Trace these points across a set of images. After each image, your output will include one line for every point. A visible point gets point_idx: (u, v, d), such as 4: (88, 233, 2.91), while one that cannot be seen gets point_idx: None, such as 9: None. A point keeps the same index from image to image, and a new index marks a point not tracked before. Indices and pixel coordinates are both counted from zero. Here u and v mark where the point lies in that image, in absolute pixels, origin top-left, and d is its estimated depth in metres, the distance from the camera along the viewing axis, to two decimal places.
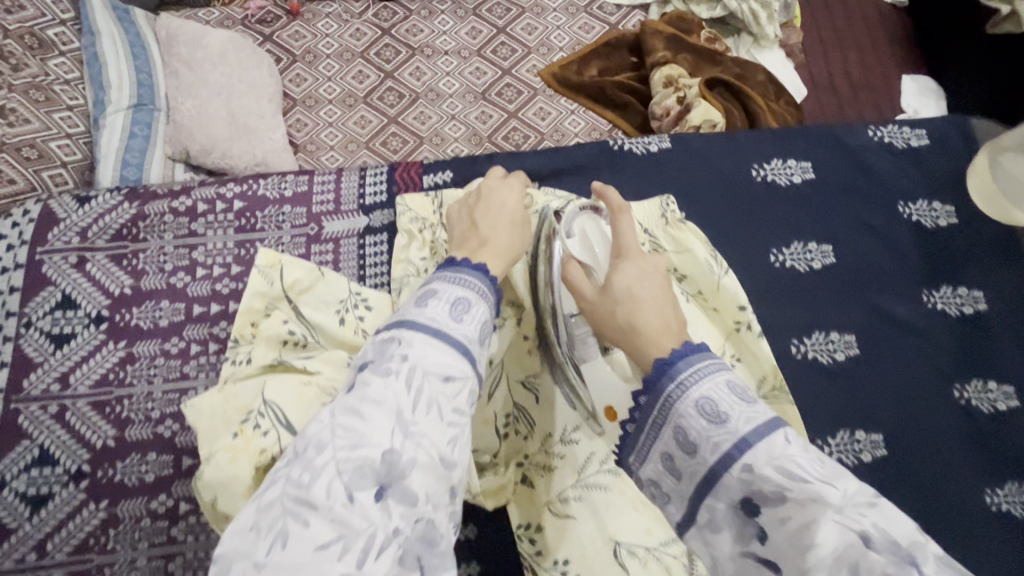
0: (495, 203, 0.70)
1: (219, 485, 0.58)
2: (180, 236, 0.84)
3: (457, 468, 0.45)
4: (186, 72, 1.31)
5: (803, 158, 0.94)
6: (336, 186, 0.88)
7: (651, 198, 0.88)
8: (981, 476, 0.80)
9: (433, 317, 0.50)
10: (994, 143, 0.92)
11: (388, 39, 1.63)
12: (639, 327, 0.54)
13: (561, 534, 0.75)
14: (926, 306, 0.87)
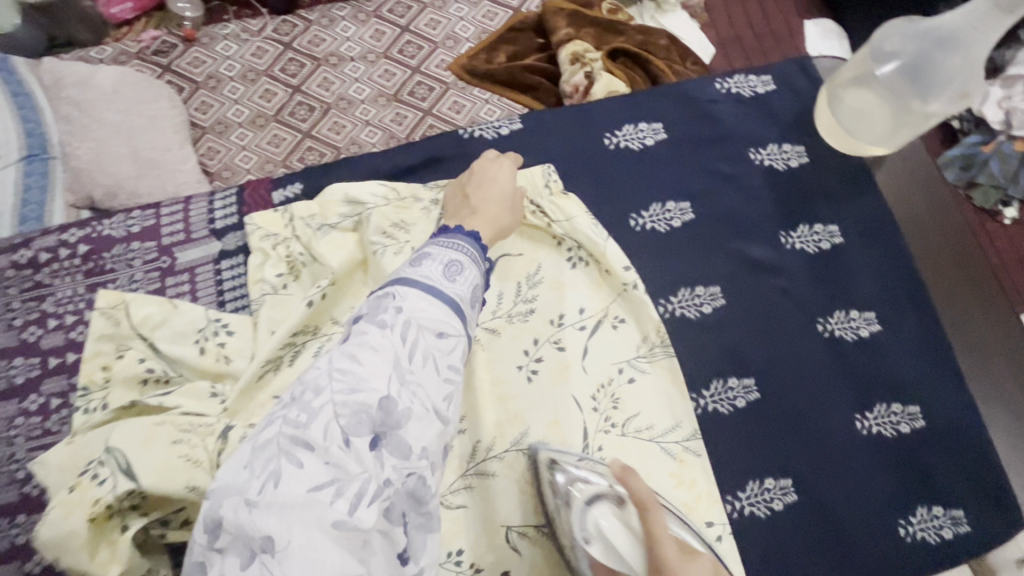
0: (487, 178, 0.79)
1: (58, 543, 0.57)
2: (25, 289, 0.82)
3: (448, 421, 0.52)
4: (78, 114, 1.27)
5: (654, 120, 0.95)
6: (185, 213, 0.87)
7: (533, 168, 0.89)
8: (852, 404, 0.83)
9: (427, 277, 0.56)
10: (830, 83, 0.94)
11: (291, 53, 1.60)
12: (668, 558, 0.57)
13: (450, 526, 0.75)
14: (786, 248, 0.89)
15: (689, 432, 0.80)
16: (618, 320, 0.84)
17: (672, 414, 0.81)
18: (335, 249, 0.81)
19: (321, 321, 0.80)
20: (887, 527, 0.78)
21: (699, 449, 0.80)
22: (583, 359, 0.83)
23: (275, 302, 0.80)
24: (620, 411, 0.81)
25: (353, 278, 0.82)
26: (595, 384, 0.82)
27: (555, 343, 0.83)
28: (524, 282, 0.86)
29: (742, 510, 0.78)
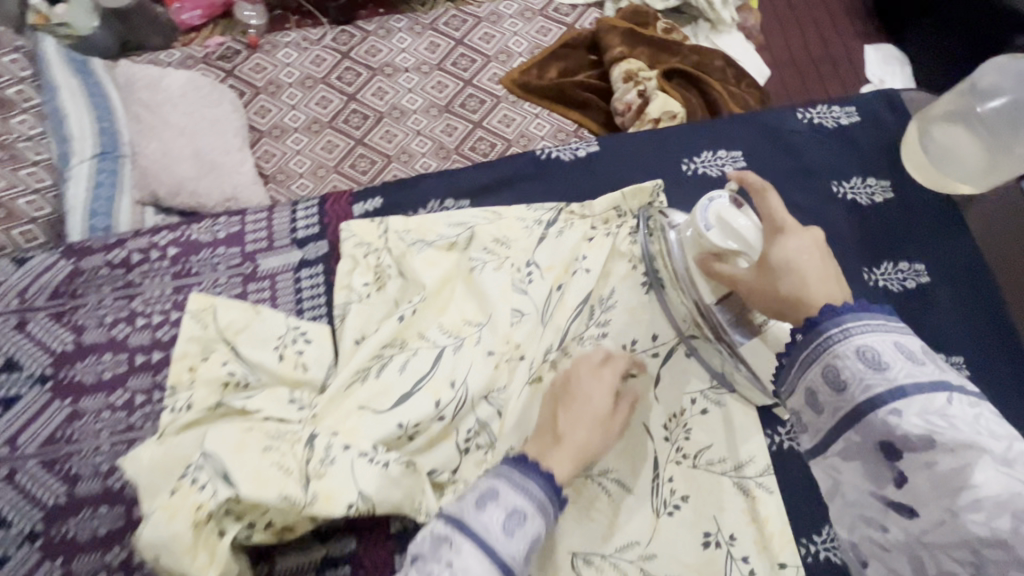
0: (583, 394, 0.74)
1: (160, 543, 0.59)
2: (118, 288, 0.85)
3: None
4: (148, 115, 1.33)
5: (733, 148, 0.94)
6: (269, 222, 0.89)
7: (643, 184, 0.87)
8: None
9: (485, 530, 0.59)
10: (920, 117, 0.91)
11: (348, 63, 1.64)
12: (800, 282, 0.60)
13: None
14: (870, 284, 0.86)
15: (761, 468, 0.79)
16: (692, 349, 0.84)
17: (745, 449, 0.80)
18: (428, 265, 0.84)
19: (408, 335, 0.81)
20: None
21: (772, 486, 0.79)
22: (655, 387, 0.83)
23: (362, 311, 0.82)
24: (692, 443, 0.80)
25: (443, 292, 0.84)
26: (667, 414, 0.81)
27: (628, 369, 0.83)
28: (598, 306, 0.85)
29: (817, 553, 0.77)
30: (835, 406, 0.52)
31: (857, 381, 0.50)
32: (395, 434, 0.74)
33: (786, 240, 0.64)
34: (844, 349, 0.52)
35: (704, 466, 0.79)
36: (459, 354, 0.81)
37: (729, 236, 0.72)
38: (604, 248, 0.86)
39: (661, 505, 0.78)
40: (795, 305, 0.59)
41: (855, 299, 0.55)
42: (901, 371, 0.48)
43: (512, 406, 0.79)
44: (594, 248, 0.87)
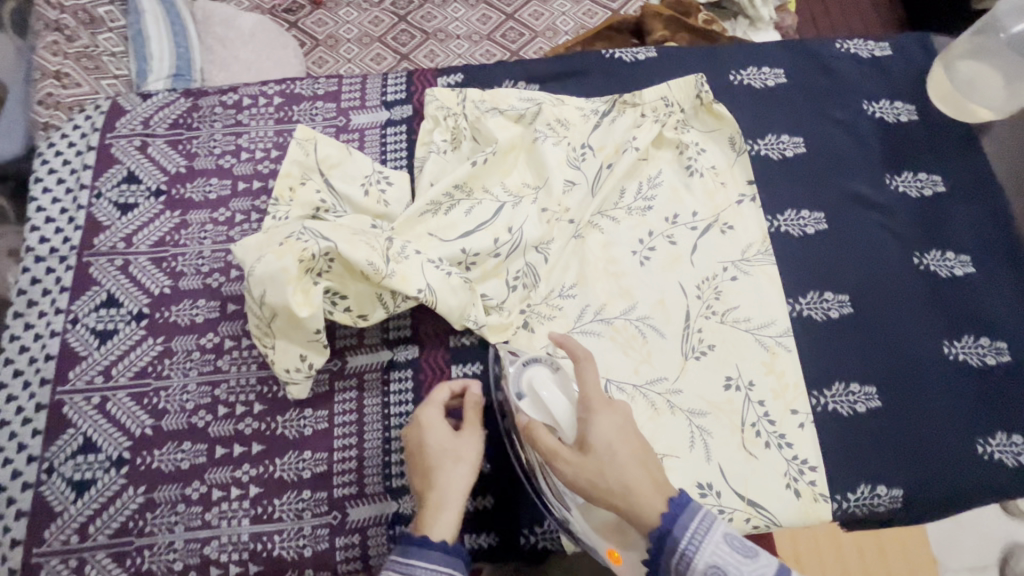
0: (417, 443, 0.73)
1: (267, 280, 0.70)
2: (228, 125, 0.97)
3: None
4: (220, 49, 1.53)
5: (777, 66, 1.04)
6: (362, 87, 1.00)
7: (687, 78, 0.97)
8: (942, 331, 0.89)
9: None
10: (943, 57, 1.02)
11: (404, 25, 1.79)
12: (625, 481, 0.63)
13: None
14: (890, 188, 0.96)
15: (782, 329, 0.88)
16: (727, 225, 0.93)
17: (767, 313, 0.89)
18: (502, 129, 0.95)
19: (472, 185, 0.92)
20: (967, 443, 0.83)
21: (791, 345, 0.87)
22: (691, 254, 0.92)
23: (438, 161, 0.93)
24: (720, 302, 0.89)
25: (509, 157, 0.95)
26: (700, 277, 0.91)
27: (668, 237, 0.93)
28: (646, 183, 0.95)
29: (825, 405, 0.85)
30: None
31: None
32: (458, 258, 0.85)
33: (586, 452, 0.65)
34: None
35: (729, 323, 0.88)
36: (518, 207, 0.91)
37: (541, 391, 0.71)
38: (657, 129, 0.96)
39: (689, 350, 0.87)
40: (625, 496, 0.62)
41: (670, 501, 0.61)
42: None
43: (562, 253, 0.90)
44: (643, 129, 0.95)
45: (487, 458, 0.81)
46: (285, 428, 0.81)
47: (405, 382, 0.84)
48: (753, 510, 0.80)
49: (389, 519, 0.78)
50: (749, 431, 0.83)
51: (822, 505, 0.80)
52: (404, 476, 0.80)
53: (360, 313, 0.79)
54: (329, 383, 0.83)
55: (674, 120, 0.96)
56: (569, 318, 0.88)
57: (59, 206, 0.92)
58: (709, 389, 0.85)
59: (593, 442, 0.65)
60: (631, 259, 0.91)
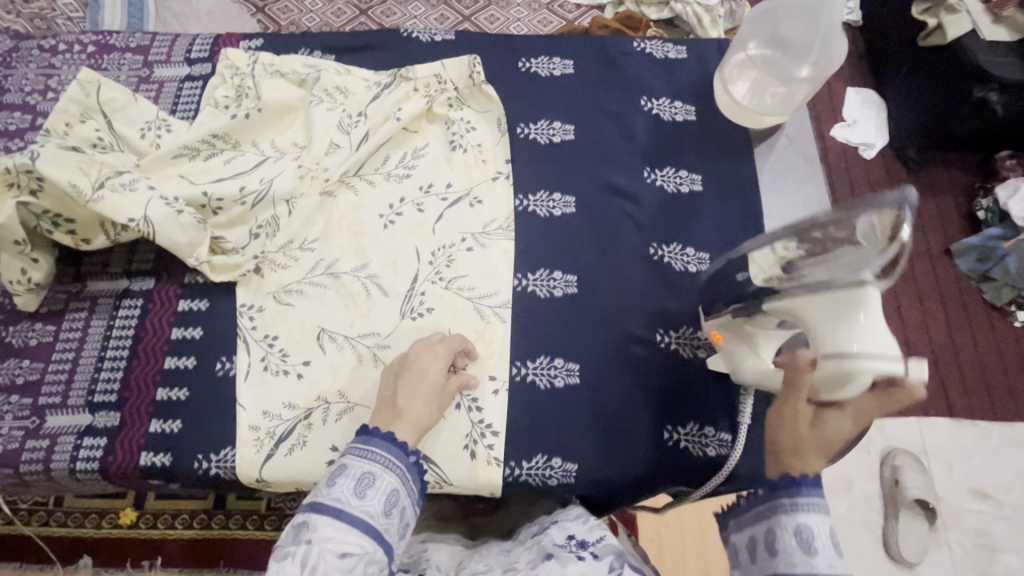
0: (422, 370, 0.78)
1: None
2: (41, 67, 1.05)
3: (386, 537, 0.65)
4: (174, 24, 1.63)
5: (567, 58, 1.08)
6: (172, 44, 1.08)
7: (463, 58, 1.03)
8: (660, 320, 0.90)
9: (363, 508, 0.65)
10: (718, 77, 1.03)
11: (363, 20, 1.84)
12: (820, 438, 0.67)
13: (280, 315, 0.90)
14: (647, 181, 0.98)
15: (502, 301, 0.90)
16: (475, 199, 0.96)
17: (492, 284, 0.91)
18: (278, 90, 1.00)
19: (237, 137, 0.98)
20: (655, 428, 0.84)
21: (506, 316, 0.89)
22: (435, 223, 0.96)
23: (212, 113, 0.99)
24: (451, 270, 0.93)
25: (286, 117, 1.01)
26: (438, 245, 0.94)
27: (418, 205, 0.97)
28: (410, 153, 1.00)
29: (524, 376, 0.86)
30: (763, 563, 0.69)
31: (789, 554, 0.66)
32: (198, 199, 0.90)
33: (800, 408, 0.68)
34: (787, 522, 0.68)
35: (455, 290, 0.91)
36: (277, 162, 0.97)
37: (868, 346, 0.63)
38: (426, 103, 1.00)
39: (408, 311, 0.90)
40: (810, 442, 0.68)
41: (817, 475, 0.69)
42: (821, 560, 0.65)
43: (305, 208, 0.95)
44: (410, 103, 1.00)
45: (187, 386, 0.86)
46: (13, 338, 0.88)
47: (133, 310, 0.90)
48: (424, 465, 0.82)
49: (79, 430, 0.83)
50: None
51: (491, 470, 0.82)
52: (106, 393, 0.85)
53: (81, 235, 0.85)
54: (64, 302, 0.90)
55: (444, 97, 1.02)
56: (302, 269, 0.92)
57: None
58: None
59: (833, 432, 0.67)
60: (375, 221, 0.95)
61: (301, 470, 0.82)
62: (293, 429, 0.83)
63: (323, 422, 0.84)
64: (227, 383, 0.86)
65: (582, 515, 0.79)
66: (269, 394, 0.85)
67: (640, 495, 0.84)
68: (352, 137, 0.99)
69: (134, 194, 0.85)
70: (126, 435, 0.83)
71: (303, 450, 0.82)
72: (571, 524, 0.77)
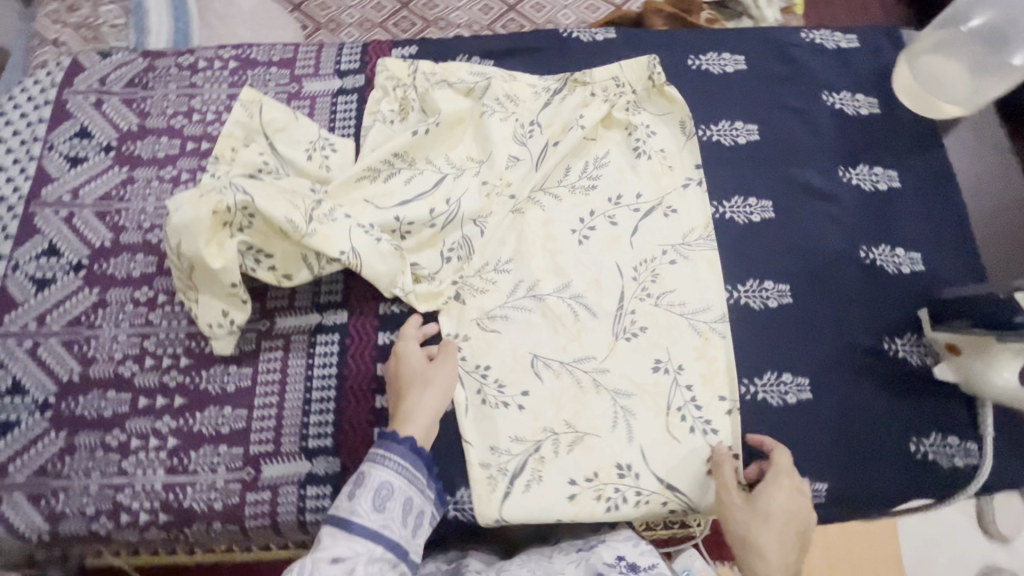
0: (397, 368, 0.78)
1: (181, 229, 0.73)
2: (182, 86, 0.98)
3: (389, 532, 0.65)
4: (218, 24, 1.49)
5: (737, 53, 1.03)
6: (317, 56, 1.01)
7: (640, 60, 0.97)
8: (882, 326, 0.87)
9: (355, 509, 0.65)
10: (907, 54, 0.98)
11: (406, 13, 1.70)
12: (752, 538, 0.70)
13: (487, 344, 0.84)
14: (843, 180, 0.94)
15: (718, 314, 0.86)
16: (670, 208, 0.91)
17: (705, 297, 0.87)
18: (448, 100, 0.94)
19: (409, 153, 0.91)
20: (899, 442, 0.81)
21: (726, 331, 0.85)
22: (632, 236, 0.91)
23: (384, 131, 0.93)
24: (657, 285, 0.88)
25: (456, 130, 0.94)
26: (639, 259, 0.89)
27: (610, 218, 0.91)
28: (592, 162, 0.95)
29: (755, 394, 0.83)
30: None
31: None
32: (391, 225, 0.85)
33: (730, 498, 0.74)
34: None
35: (665, 306, 0.87)
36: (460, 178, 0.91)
37: None
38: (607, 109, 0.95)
39: (621, 330, 0.86)
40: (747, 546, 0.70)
41: None
42: None
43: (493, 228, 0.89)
44: (591, 109, 0.95)
45: None
46: (209, 383, 0.82)
47: (331, 346, 0.84)
48: (669, 493, 0.79)
49: (299, 479, 0.78)
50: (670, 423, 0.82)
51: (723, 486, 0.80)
52: (320, 437, 0.80)
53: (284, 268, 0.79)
54: (256, 343, 0.84)
55: (624, 99, 0.96)
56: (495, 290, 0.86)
57: (10, 157, 0.93)
58: (638, 372, 0.83)
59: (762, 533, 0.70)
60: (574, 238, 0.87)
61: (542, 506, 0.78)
62: (526, 464, 0.79)
63: (554, 454, 0.80)
64: (447, 418, 0.82)
65: (631, 537, 0.76)
66: (494, 428, 0.80)
67: (884, 510, 0.82)
68: (533, 149, 0.93)
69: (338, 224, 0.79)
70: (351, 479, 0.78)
71: (541, 485, 0.78)
72: (620, 544, 0.74)
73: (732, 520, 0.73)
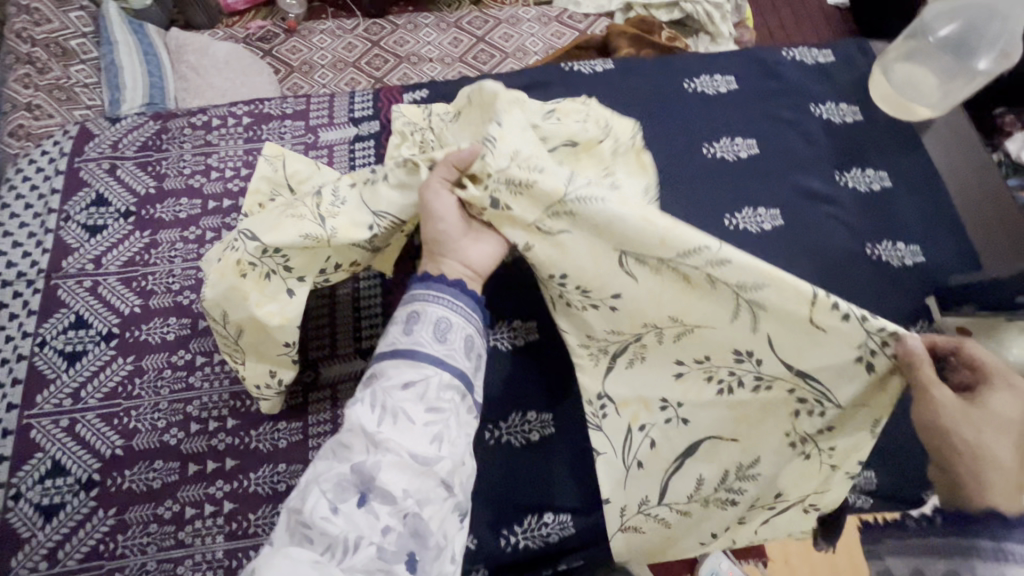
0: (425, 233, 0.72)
1: (220, 301, 0.74)
2: (198, 146, 0.99)
3: (458, 365, 0.63)
4: (192, 76, 1.47)
5: (728, 73, 1.10)
6: (330, 106, 1.04)
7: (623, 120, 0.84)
8: (898, 317, 0.92)
9: (416, 342, 0.62)
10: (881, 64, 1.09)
11: (378, 50, 1.73)
12: (976, 468, 0.55)
13: (546, 257, 0.71)
14: (841, 184, 1.01)
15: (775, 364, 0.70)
16: None
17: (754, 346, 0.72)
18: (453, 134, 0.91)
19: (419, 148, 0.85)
20: None
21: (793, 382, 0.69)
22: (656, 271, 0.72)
23: None
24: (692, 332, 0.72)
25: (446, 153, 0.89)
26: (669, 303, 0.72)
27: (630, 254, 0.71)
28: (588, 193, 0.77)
29: None
30: None
31: None
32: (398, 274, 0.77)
33: (938, 396, 0.58)
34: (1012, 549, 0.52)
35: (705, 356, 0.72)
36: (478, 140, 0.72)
37: None
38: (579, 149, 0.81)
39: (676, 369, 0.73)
40: (977, 466, 0.55)
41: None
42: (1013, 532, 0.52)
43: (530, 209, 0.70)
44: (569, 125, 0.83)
45: None
46: (259, 442, 0.81)
47: None
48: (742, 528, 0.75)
49: None
50: (792, 398, 0.69)
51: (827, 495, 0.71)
52: None
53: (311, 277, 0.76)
54: (304, 396, 0.84)
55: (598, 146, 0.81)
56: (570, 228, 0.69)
57: (26, 231, 0.92)
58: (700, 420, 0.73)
59: (955, 407, 0.58)
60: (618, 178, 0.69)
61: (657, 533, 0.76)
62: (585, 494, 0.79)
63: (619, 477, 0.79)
64: (503, 451, 0.81)
65: None
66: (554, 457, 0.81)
67: None
68: None
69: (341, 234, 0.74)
70: None
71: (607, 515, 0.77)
72: None
73: (927, 413, 0.58)
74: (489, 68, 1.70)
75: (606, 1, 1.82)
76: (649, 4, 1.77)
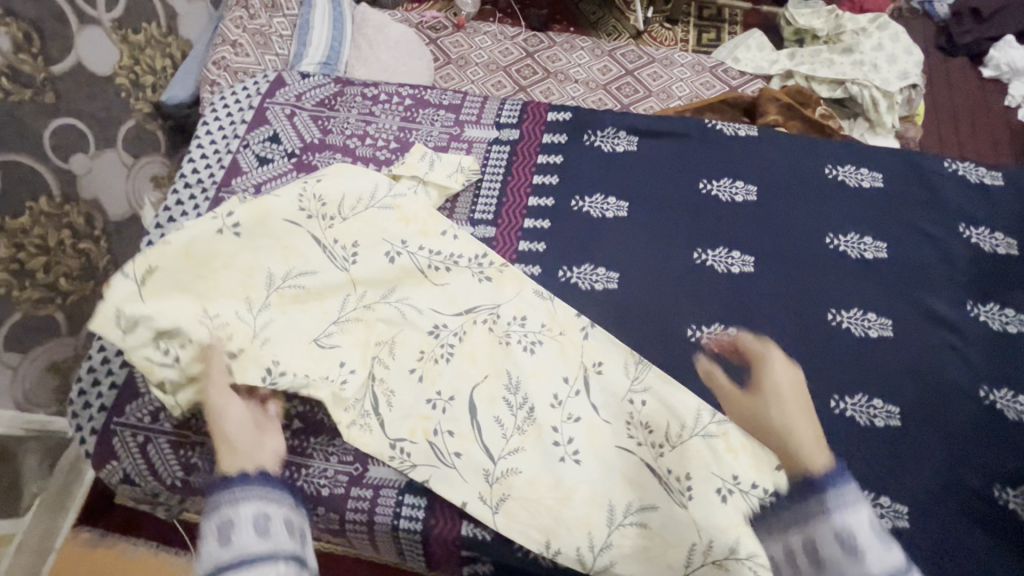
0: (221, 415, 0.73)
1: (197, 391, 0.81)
2: (363, 114, 1.12)
3: (275, 541, 0.59)
4: (366, 48, 1.64)
5: (876, 170, 1.06)
6: (481, 106, 1.13)
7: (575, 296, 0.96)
8: (996, 472, 0.84)
9: (234, 552, 0.57)
10: None
11: (530, 61, 1.83)
12: (784, 442, 0.66)
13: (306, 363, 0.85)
14: (971, 315, 0.94)
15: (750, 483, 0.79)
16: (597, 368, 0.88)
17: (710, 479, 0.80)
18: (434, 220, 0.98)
19: (329, 197, 0.95)
20: None
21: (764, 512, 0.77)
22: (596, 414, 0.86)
23: None
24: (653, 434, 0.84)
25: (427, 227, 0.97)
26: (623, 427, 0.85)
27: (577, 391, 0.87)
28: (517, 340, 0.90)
29: None
30: None
31: None
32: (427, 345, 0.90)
33: (768, 385, 0.72)
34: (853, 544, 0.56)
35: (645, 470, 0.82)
36: (382, 213, 0.96)
37: None
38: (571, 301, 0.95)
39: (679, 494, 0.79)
40: (788, 457, 0.65)
41: (836, 469, 0.61)
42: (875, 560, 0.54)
43: (419, 290, 0.94)
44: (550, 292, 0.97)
45: None
46: None
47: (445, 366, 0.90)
48: None
49: (401, 485, 0.84)
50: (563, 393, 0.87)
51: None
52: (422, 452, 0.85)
53: (187, 375, 0.80)
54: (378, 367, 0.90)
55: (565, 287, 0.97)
56: (232, 335, 0.83)
57: (213, 148, 1.09)
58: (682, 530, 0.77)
59: (762, 412, 0.71)
60: (218, 290, 0.85)
61: (634, 561, 0.77)
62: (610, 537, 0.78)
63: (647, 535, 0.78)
64: None
65: None
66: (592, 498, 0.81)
67: None
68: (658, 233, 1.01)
69: (271, 343, 0.84)
70: (446, 499, 0.83)
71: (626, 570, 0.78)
72: None
73: (751, 417, 0.72)
74: (628, 102, 1.71)
75: (767, 65, 1.78)
76: (813, 77, 1.72)
